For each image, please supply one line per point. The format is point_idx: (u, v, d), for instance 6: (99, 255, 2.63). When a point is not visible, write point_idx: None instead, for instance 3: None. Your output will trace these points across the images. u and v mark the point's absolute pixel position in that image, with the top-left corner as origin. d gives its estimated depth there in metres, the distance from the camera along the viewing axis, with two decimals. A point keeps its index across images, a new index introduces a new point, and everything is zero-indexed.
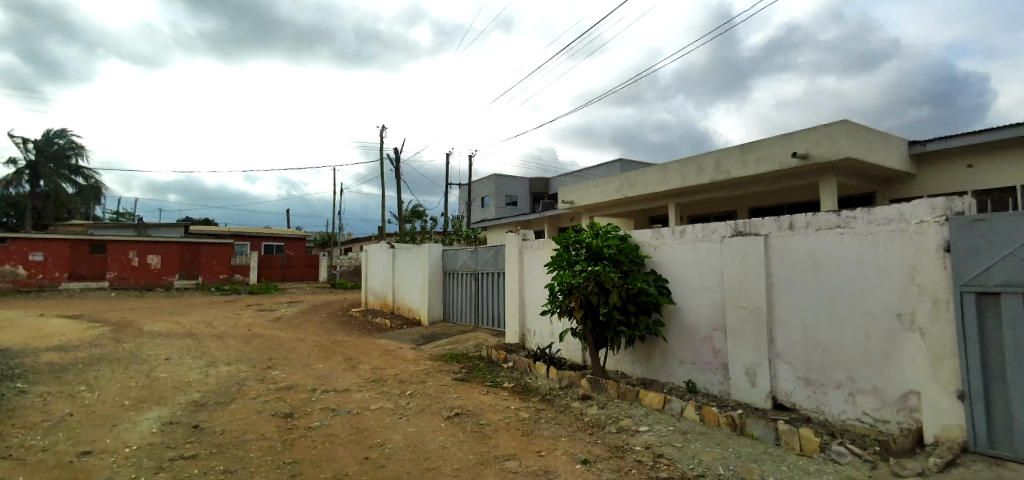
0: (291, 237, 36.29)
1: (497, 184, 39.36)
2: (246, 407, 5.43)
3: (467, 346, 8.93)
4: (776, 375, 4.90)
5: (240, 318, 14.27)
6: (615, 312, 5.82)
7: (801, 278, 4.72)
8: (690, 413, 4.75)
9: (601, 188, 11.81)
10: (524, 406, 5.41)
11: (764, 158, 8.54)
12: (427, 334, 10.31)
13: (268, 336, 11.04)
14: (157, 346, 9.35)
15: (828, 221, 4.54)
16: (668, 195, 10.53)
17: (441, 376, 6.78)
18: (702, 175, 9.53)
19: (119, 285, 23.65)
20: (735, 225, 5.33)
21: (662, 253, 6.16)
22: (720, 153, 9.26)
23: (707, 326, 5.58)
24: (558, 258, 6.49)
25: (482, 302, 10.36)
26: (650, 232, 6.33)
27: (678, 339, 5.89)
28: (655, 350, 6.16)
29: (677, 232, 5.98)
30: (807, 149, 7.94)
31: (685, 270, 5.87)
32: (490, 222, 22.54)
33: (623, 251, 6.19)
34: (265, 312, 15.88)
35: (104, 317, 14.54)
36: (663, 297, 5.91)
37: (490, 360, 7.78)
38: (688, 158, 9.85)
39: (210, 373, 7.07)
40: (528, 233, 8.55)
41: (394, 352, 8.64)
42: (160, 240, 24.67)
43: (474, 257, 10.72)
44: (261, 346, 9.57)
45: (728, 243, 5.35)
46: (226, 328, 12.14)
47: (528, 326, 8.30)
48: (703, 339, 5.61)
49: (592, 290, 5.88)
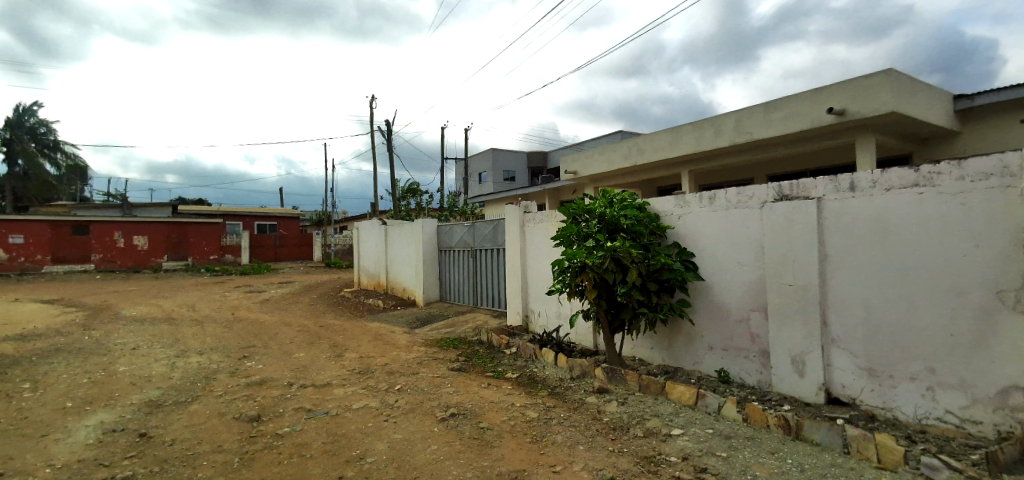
0: (284, 216, 35.44)
1: (495, 159, 38.32)
2: (207, 409, 4.66)
3: (465, 329, 8.18)
4: (830, 364, 4.16)
5: (226, 301, 13.51)
6: (634, 292, 5.03)
7: (865, 249, 3.92)
8: (731, 411, 4.01)
9: (607, 156, 10.91)
10: (532, 402, 4.65)
11: (792, 116, 7.62)
12: (422, 316, 9.56)
13: (252, 320, 10.28)
14: (128, 334, 8.57)
15: (903, 178, 3.71)
16: (681, 161, 9.66)
17: (436, 366, 6.01)
18: (720, 138, 8.63)
19: (105, 267, 22.86)
20: (778, 187, 4.51)
21: (687, 222, 5.35)
22: (741, 111, 8.32)
23: (742, 307, 4.81)
24: (565, 230, 5.64)
25: (481, 281, 9.58)
26: (673, 199, 5.50)
27: (706, 322, 5.13)
28: (678, 334, 5.40)
29: (705, 198, 5.16)
30: (844, 104, 7.01)
31: (715, 241, 5.08)
32: (487, 196, 21.67)
33: (641, 222, 5.40)
34: (253, 294, 15.11)
35: (83, 302, 13.76)
36: (690, 273, 5.13)
37: (490, 345, 7.03)
38: (705, 119, 8.90)
39: (176, 365, 6.31)
40: (530, 205, 7.73)
41: (385, 337, 7.88)
42: (146, 220, 23.76)
43: (471, 232, 9.88)
44: (240, 332, 8.78)
45: (770, 208, 4.53)
46: (208, 312, 11.38)
47: (531, 307, 7.55)
48: (737, 322, 4.85)
49: (608, 267, 5.06)
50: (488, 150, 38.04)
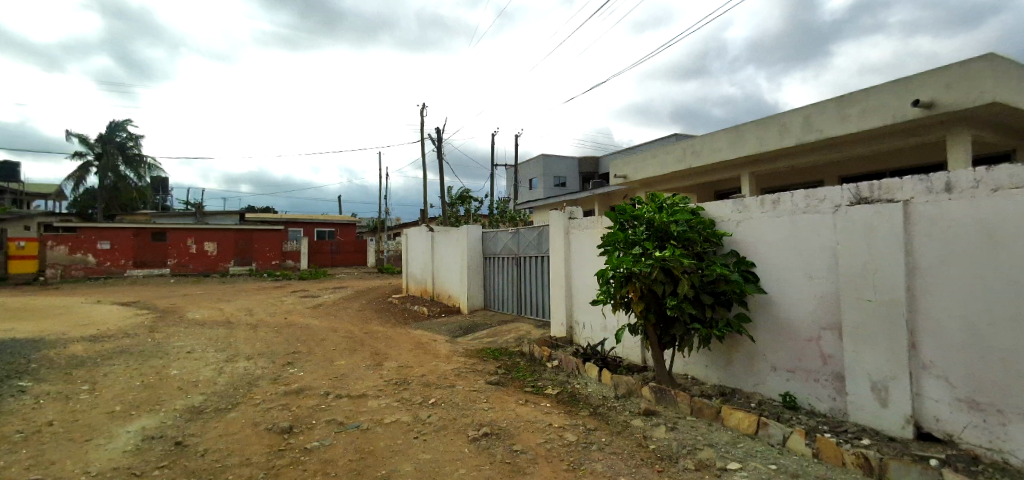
0: (342, 223, 36.78)
1: (545, 165, 38.04)
2: (244, 417, 4.65)
3: (508, 339, 7.92)
4: (921, 393, 3.57)
5: (282, 306, 13.97)
6: (685, 305, 4.59)
7: (965, 260, 3.34)
8: (798, 444, 3.50)
9: (659, 159, 10.38)
10: (571, 423, 4.31)
11: (870, 111, 6.86)
12: (465, 324, 9.41)
13: (302, 325, 10.50)
14: (187, 337, 8.94)
15: (1015, 176, 3.13)
16: (740, 163, 9.00)
17: (474, 378, 5.78)
18: (784, 137, 7.94)
19: (179, 271, 24.46)
20: (854, 189, 3.96)
21: (746, 229, 4.85)
22: (810, 107, 7.60)
23: (811, 323, 4.27)
24: (610, 237, 5.27)
25: (525, 290, 9.31)
26: (730, 203, 5.01)
27: (769, 339, 4.60)
28: (736, 353, 4.89)
29: (767, 202, 4.65)
30: (933, 96, 6.23)
31: (778, 249, 4.55)
32: (536, 203, 21.44)
33: (694, 229, 4.95)
34: (308, 299, 15.58)
35: (155, 304, 14.66)
36: (749, 285, 4.63)
37: (532, 357, 6.74)
38: (768, 117, 8.22)
39: (224, 370, 6.44)
40: (576, 211, 7.40)
41: (426, 346, 7.76)
42: (215, 227, 25.26)
43: (516, 239, 9.64)
44: (289, 337, 8.96)
45: (844, 212, 3.99)
46: (264, 316, 11.77)
47: (576, 318, 7.19)
48: (806, 341, 4.30)
49: (656, 278, 4.65)
50: (539, 156, 37.86)
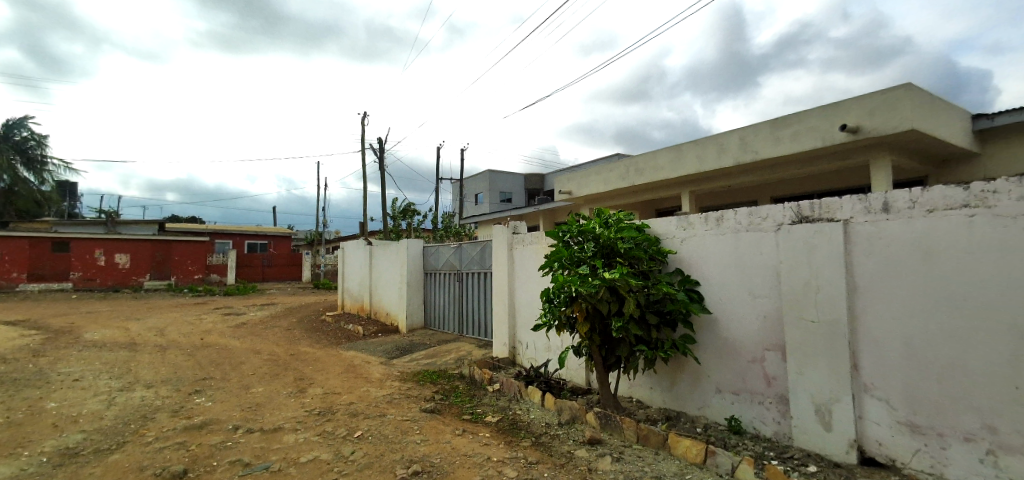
0: (275, 235, 34.82)
1: (492, 180, 37.95)
2: (128, 460, 3.96)
3: (447, 360, 7.49)
4: (863, 415, 3.51)
5: (200, 324, 12.75)
6: (631, 325, 4.40)
7: (903, 281, 3.34)
8: (746, 474, 3.34)
9: (604, 176, 10.40)
10: (511, 456, 3.97)
11: (802, 134, 7.11)
12: (403, 344, 8.87)
13: (220, 346, 9.54)
14: (78, 362, 7.83)
15: (948, 197, 3.16)
16: (681, 182, 9.13)
17: (406, 406, 5.31)
18: (723, 157, 8.11)
19: (84, 286, 22.04)
20: (796, 207, 3.94)
21: (690, 246, 4.76)
22: (747, 128, 7.82)
23: (754, 344, 4.18)
24: (555, 254, 5.04)
25: (467, 307, 8.92)
26: (675, 220, 4.92)
27: (713, 361, 4.48)
28: (681, 374, 4.74)
29: (711, 220, 4.58)
30: (858, 121, 6.51)
31: (722, 268, 4.47)
32: (481, 217, 21.14)
33: (640, 246, 4.82)
34: (231, 317, 14.35)
35: (47, 324, 12.97)
36: (694, 305, 4.51)
37: (472, 380, 6.34)
38: (707, 137, 8.39)
39: (115, 401, 5.58)
40: (519, 226, 7.15)
41: (358, 368, 7.18)
42: (129, 237, 23.06)
43: (458, 255, 9.26)
44: (203, 361, 8.06)
45: (787, 231, 3.95)
46: (176, 337, 10.63)
47: (519, 337, 6.89)
48: (750, 362, 4.21)
49: (602, 297, 4.45)
50: (485, 171, 37.75)
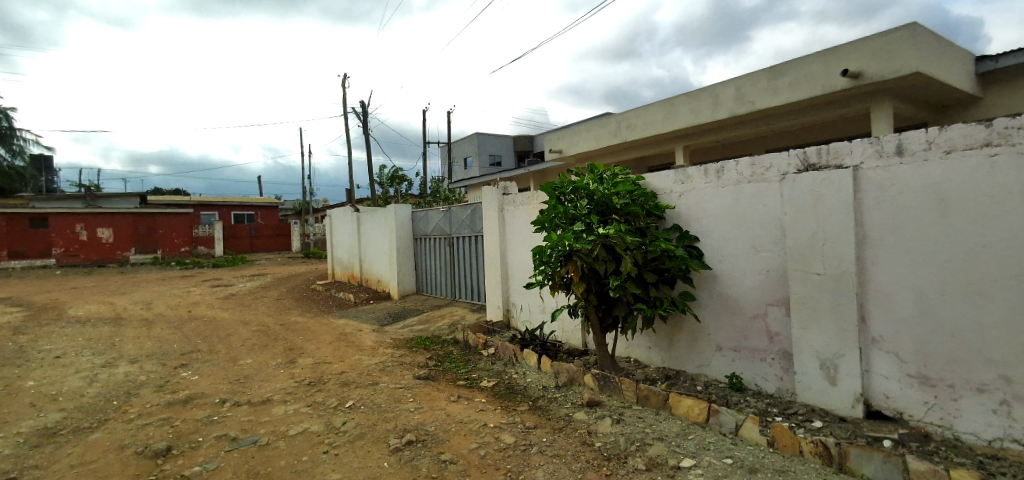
0: (262, 205, 34.19)
1: (481, 143, 37.23)
2: (109, 439, 3.79)
3: (440, 326, 7.35)
4: (870, 369, 3.41)
5: (187, 297, 12.49)
6: (629, 284, 4.21)
7: (917, 229, 3.15)
8: (751, 432, 3.25)
9: (595, 133, 10.06)
10: (508, 421, 3.85)
11: (801, 82, 6.79)
12: (395, 311, 8.71)
13: (208, 319, 9.33)
14: (60, 339, 7.60)
15: (969, 137, 2.94)
16: (675, 136, 8.84)
17: (399, 373, 5.17)
18: (719, 109, 7.79)
19: (68, 262, 21.59)
20: (801, 155, 3.70)
21: (688, 201, 4.53)
22: (743, 78, 7.47)
23: (756, 300, 4.03)
24: (547, 212, 4.80)
25: (459, 271, 8.74)
26: (672, 174, 4.67)
27: (714, 318, 4.34)
28: (680, 333, 4.61)
29: (711, 172, 4.34)
30: (860, 65, 6.18)
31: (722, 222, 4.26)
32: (471, 180, 20.75)
33: (636, 202, 4.59)
34: (219, 288, 14.10)
35: (30, 301, 12.66)
36: (693, 260, 4.33)
37: (466, 344, 6.21)
38: (702, 89, 8.04)
39: (96, 378, 5.39)
40: (510, 186, 6.87)
41: (349, 337, 7.02)
42: (110, 211, 22.45)
43: (448, 218, 9.00)
44: (190, 334, 7.86)
45: (792, 182, 3.72)
46: (162, 311, 10.39)
47: (513, 300, 6.74)
48: (751, 318, 4.06)
49: (598, 255, 4.24)
50: (474, 134, 36.98)
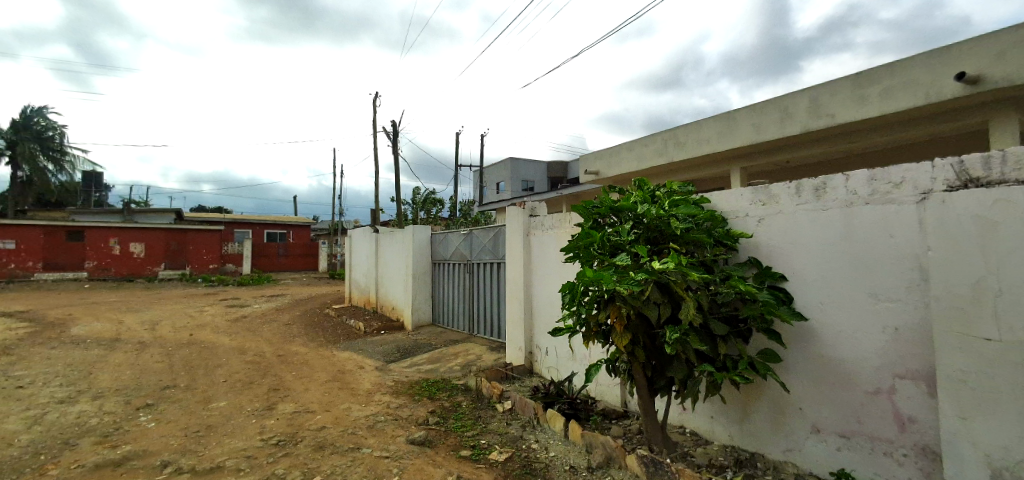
0: (295, 225, 34.35)
1: (513, 168, 36.62)
2: None
3: (452, 367, 6.32)
4: None
5: (197, 317, 11.87)
6: (692, 339, 3.11)
7: None
8: None
9: (636, 152, 9.01)
10: None
11: (895, 90, 5.61)
12: (405, 345, 7.76)
13: (206, 344, 8.57)
14: (39, 363, 6.91)
15: None
16: (731, 157, 7.72)
17: (391, 434, 4.14)
18: (786, 125, 6.65)
19: (98, 275, 21.70)
20: (957, 164, 2.58)
21: (772, 228, 3.44)
22: (818, 87, 6.33)
23: (879, 369, 2.86)
24: (581, 239, 3.77)
25: (478, 303, 7.74)
26: (749, 193, 3.59)
27: (810, 389, 3.18)
28: (757, 405, 3.46)
29: (806, 190, 3.24)
30: (980, 68, 4.98)
31: (823, 257, 3.14)
32: (500, 205, 19.93)
33: (700, 227, 3.53)
34: (232, 309, 13.47)
35: (43, 315, 12.30)
36: (781, 308, 3.20)
37: (478, 395, 5.16)
38: (767, 101, 6.90)
39: (42, 419, 4.56)
40: (538, 207, 5.90)
41: (346, 377, 6.05)
42: (143, 226, 22.60)
43: (469, 242, 8.05)
44: (177, 362, 7.07)
45: (940, 202, 2.60)
46: (164, 332, 9.72)
47: (537, 342, 5.68)
48: (871, 395, 2.89)
49: (650, 298, 3.17)
50: (507, 159, 36.44)
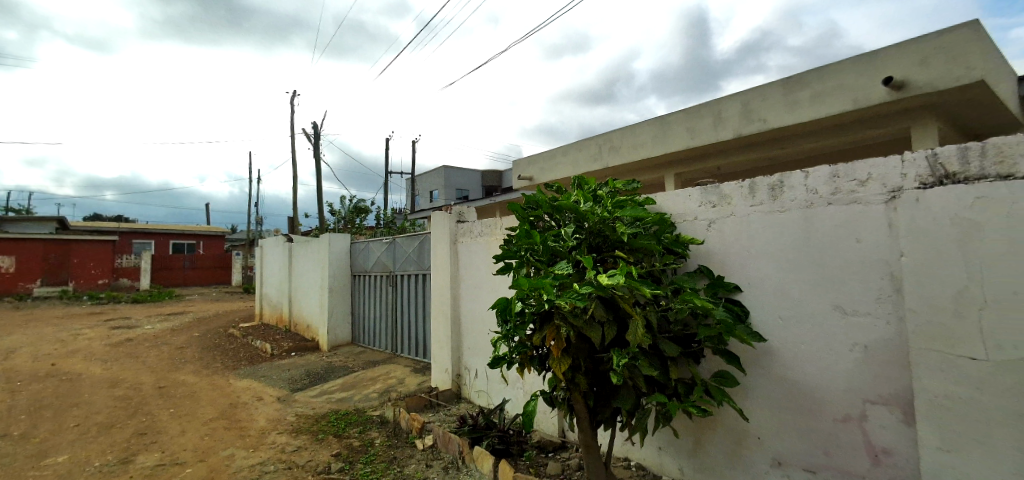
0: (206, 236, 31.43)
1: (447, 177, 35.84)
2: None
3: (368, 394, 5.53)
4: None
5: (68, 343, 10.09)
6: (642, 364, 2.62)
7: None
8: None
9: (570, 156, 8.67)
10: None
11: (825, 95, 5.59)
12: (317, 369, 6.84)
13: (69, 376, 7.14)
14: None
15: None
16: (666, 162, 7.55)
17: None
18: (720, 129, 6.53)
19: None
20: (930, 157, 2.28)
21: (724, 233, 3.06)
22: (750, 92, 6.25)
23: (846, 392, 2.52)
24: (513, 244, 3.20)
25: (401, 318, 6.99)
26: (698, 193, 3.21)
27: (770, 416, 2.79)
28: (711, 434, 3.04)
29: (761, 189, 2.89)
30: (904, 74, 5.03)
31: (783, 266, 2.78)
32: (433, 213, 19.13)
33: (648, 231, 3.09)
34: (117, 331, 11.67)
35: None
36: (738, 325, 2.80)
37: (395, 429, 4.43)
38: (701, 105, 6.77)
39: None
40: (466, 211, 5.31)
41: (238, 413, 5.08)
42: (14, 236, 19.53)
43: (391, 252, 7.29)
44: (20, 402, 5.71)
45: (913, 202, 2.28)
46: (16, 363, 8.06)
47: (466, 362, 5.06)
48: (839, 422, 2.54)
49: (594, 317, 2.66)
50: (441, 167, 35.63)
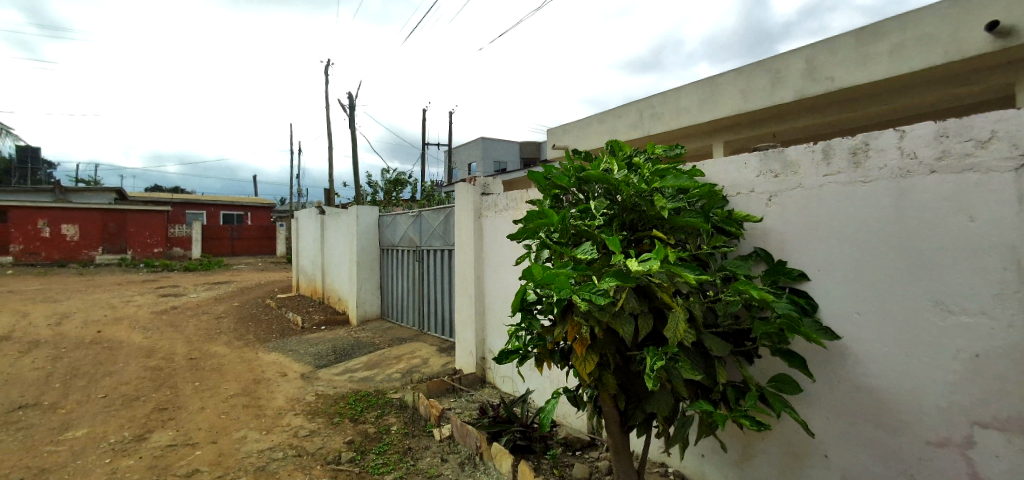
0: (253, 207, 32.43)
1: (485, 149, 35.34)
2: None
3: (390, 374, 5.33)
4: None
5: (118, 310, 10.50)
6: (683, 365, 2.18)
7: None
8: None
9: (608, 124, 8.05)
10: None
11: (907, 47, 4.78)
12: (343, 344, 6.72)
13: (109, 344, 7.32)
14: None
15: None
16: (715, 129, 6.85)
17: None
18: (778, 91, 5.80)
19: (26, 260, 19.81)
20: None
21: (788, 208, 2.52)
22: (815, 46, 5.46)
23: (946, 411, 2.02)
24: (533, 222, 2.79)
25: (428, 295, 6.75)
26: (756, 160, 2.67)
27: (842, 432, 2.31)
28: (765, 446, 2.59)
29: (839, 155, 2.33)
30: (1012, 17, 4.20)
31: (864, 250, 2.25)
32: None
33: (693, 206, 2.60)
34: (164, 299, 12.08)
35: None
36: (803, 320, 2.31)
37: (413, 415, 4.18)
38: (756, 63, 6.01)
39: None
40: (492, 183, 4.91)
41: (258, 389, 4.98)
42: (76, 206, 20.63)
43: (417, 226, 7.00)
44: (59, 369, 5.85)
45: None
46: (66, 329, 8.38)
47: (490, 344, 4.76)
48: (935, 445, 2.05)
49: (624, 309, 2.23)
50: (479, 139, 35.14)
